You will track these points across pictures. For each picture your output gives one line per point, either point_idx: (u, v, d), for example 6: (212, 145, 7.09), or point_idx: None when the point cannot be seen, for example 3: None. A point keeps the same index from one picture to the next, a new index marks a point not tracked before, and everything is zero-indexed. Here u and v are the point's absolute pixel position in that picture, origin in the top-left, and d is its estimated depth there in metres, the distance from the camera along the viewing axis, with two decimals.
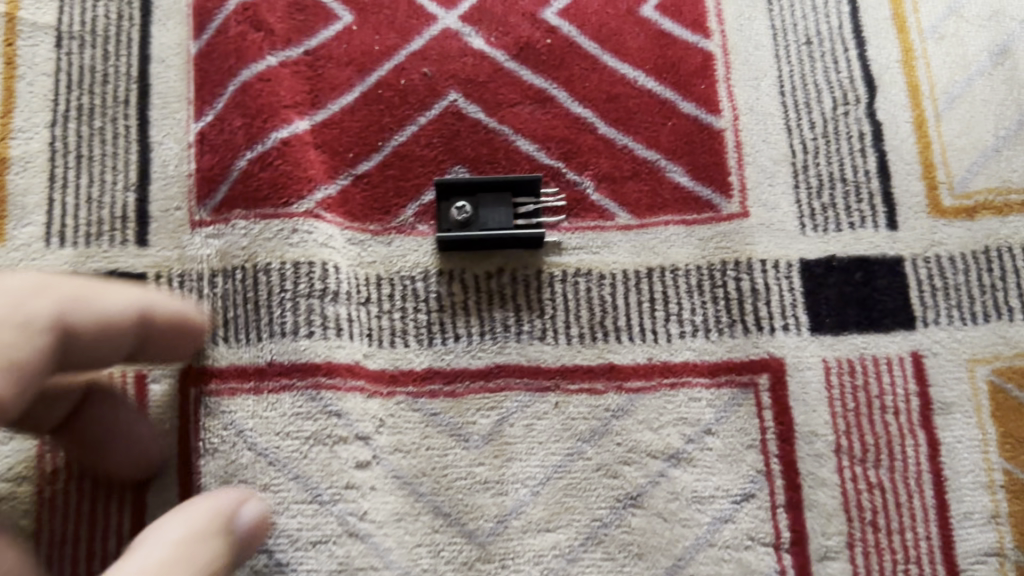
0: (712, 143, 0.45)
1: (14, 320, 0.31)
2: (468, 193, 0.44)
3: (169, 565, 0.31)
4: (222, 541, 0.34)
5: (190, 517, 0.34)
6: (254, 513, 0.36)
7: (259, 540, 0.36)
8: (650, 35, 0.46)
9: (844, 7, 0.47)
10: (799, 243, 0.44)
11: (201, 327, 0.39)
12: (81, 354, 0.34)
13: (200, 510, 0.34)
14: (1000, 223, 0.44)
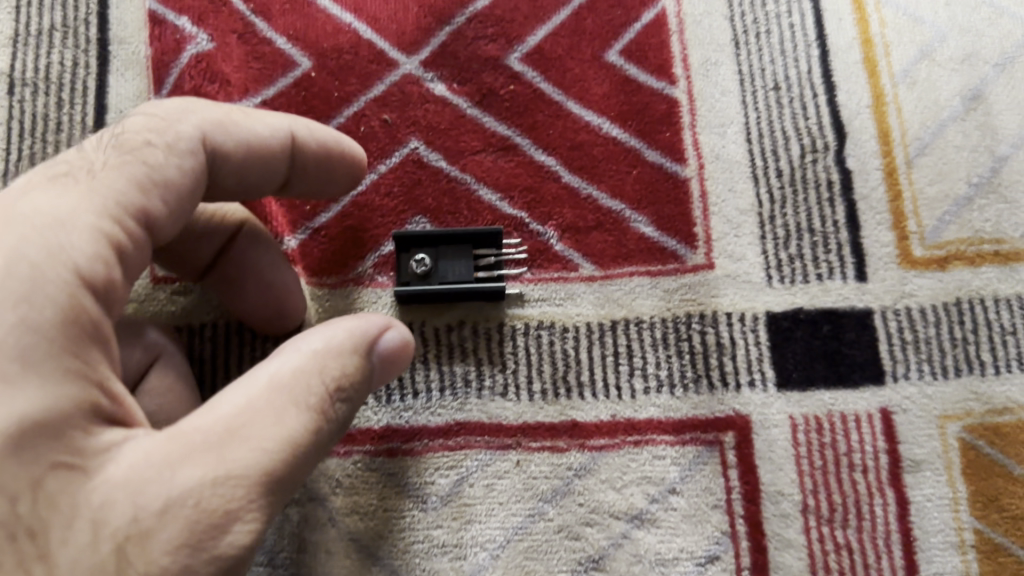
0: (677, 193, 0.44)
1: (143, 140, 0.34)
2: (429, 244, 0.42)
3: (299, 370, 0.31)
4: (365, 367, 0.33)
5: (333, 328, 0.33)
6: (402, 337, 0.34)
7: (407, 360, 0.35)
8: (615, 82, 0.45)
9: (813, 51, 0.46)
10: (766, 295, 0.43)
11: (354, 156, 0.41)
12: (235, 173, 0.37)
13: (356, 323, 0.34)
14: (972, 273, 0.43)
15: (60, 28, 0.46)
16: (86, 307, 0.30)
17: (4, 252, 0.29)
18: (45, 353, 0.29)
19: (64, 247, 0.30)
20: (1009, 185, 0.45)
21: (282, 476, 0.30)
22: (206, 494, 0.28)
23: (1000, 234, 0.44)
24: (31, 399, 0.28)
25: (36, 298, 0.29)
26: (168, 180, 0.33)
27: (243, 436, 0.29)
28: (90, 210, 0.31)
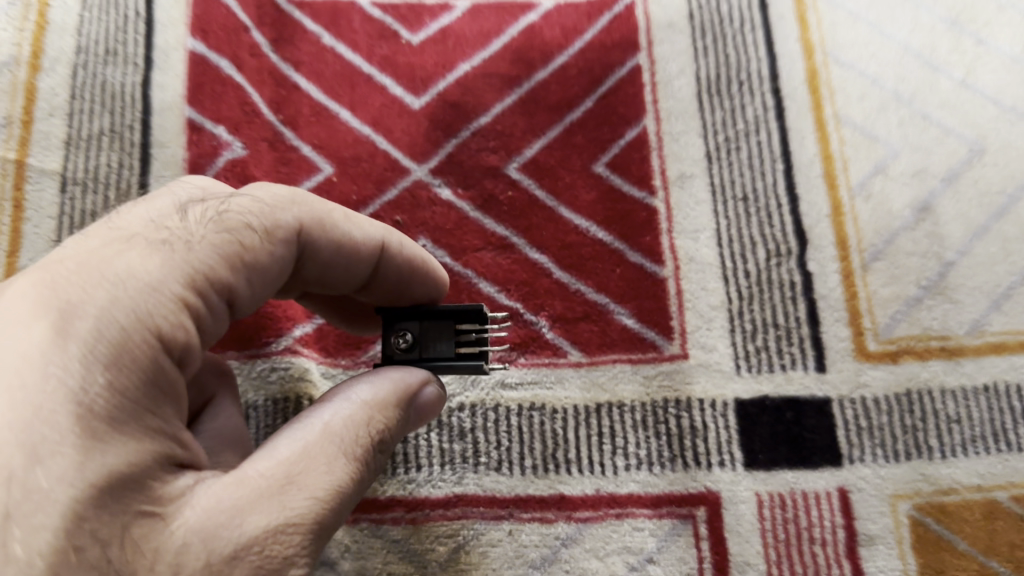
0: (656, 290, 0.50)
1: (242, 222, 0.34)
2: (411, 317, 0.37)
3: (350, 420, 0.32)
4: (409, 413, 0.35)
5: (381, 379, 0.34)
6: (433, 394, 0.36)
7: (429, 414, 0.37)
8: (602, 190, 0.51)
9: (779, 166, 0.52)
10: (734, 383, 0.48)
11: (430, 272, 0.41)
12: (319, 263, 0.38)
13: (403, 369, 0.35)
14: (921, 366, 0.48)
15: (109, 133, 0.52)
16: (164, 367, 0.30)
17: (94, 313, 0.29)
18: (130, 416, 0.28)
19: (153, 312, 0.30)
20: (954, 288, 0.50)
21: (336, 520, 0.31)
22: (270, 544, 0.28)
23: (947, 331, 0.49)
24: (118, 457, 0.27)
25: (126, 359, 0.29)
26: (253, 264, 0.34)
27: (307, 481, 0.30)
28: (176, 279, 0.31)
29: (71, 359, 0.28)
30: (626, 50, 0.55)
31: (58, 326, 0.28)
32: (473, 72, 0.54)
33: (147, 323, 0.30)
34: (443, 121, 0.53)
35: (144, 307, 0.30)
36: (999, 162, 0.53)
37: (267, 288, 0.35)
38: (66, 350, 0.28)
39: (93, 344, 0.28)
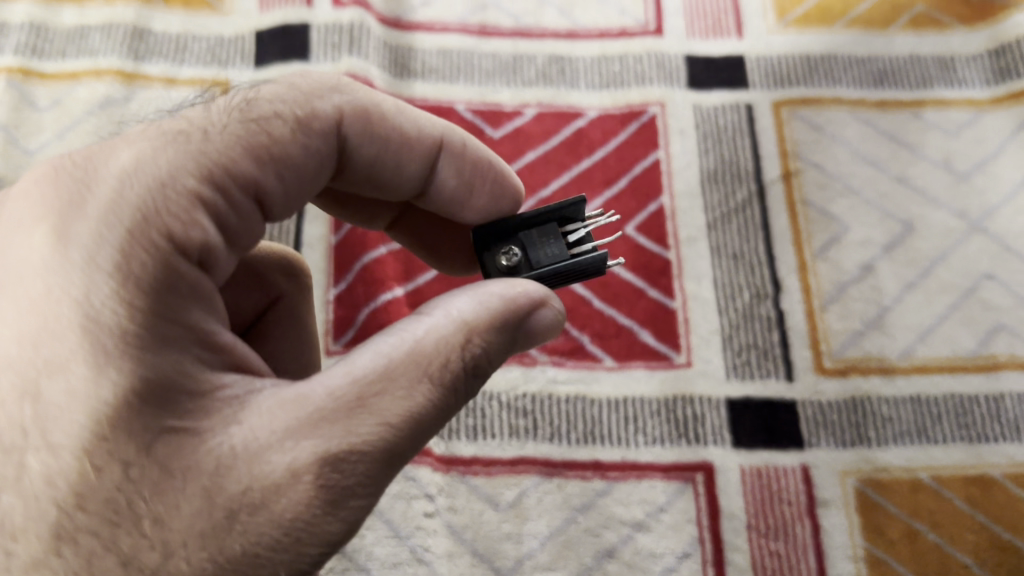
0: (668, 317, 0.68)
1: (273, 110, 0.41)
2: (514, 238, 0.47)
3: (436, 345, 0.37)
4: (507, 336, 0.39)
5: (483, 301, 0.39)
6: (553, 317, 0.41)
7: (547, 336, 0.42)
8: (630, 246, 0.70)
9: (761, 234, 0.71)
10: (725, 386, 0.65)
11: (496, 182, 0.49)
12: (370, 155, 0.46)
13: (504, 297, 0.39)
14: (864, 380, 0.65)
15: None
16: (183, 269, 0.36)
17: (103, 237, 0.36)
18: (147, 319, 0.35)
19: (164, 212, 0.37)
20: (890, 324, 0.67)
21: (411, 445, 0.36)
22: (326, 468, 0.34)
23: (885, 356, 0.66)
24: (134, 371, 0.34)
25: (140, 273, 0.35)
26: (294, 158, 0.41)
27: (377, 408, 0.35)
28: (186, 177, 0.38)
29: (88, 279, 0.35)
30: (649, 147, 0.74)
31: (80, 254, 0.35)
32: (537, 160, 0.74)
33: (155, 224, 0.36)
34: None
35: (149, 223, 0.36)
36: (925, 237, 0.71)
37: (319, 181, 0.44)
38: (87, 278, 0.35)
39: (112, 268, 0.35)
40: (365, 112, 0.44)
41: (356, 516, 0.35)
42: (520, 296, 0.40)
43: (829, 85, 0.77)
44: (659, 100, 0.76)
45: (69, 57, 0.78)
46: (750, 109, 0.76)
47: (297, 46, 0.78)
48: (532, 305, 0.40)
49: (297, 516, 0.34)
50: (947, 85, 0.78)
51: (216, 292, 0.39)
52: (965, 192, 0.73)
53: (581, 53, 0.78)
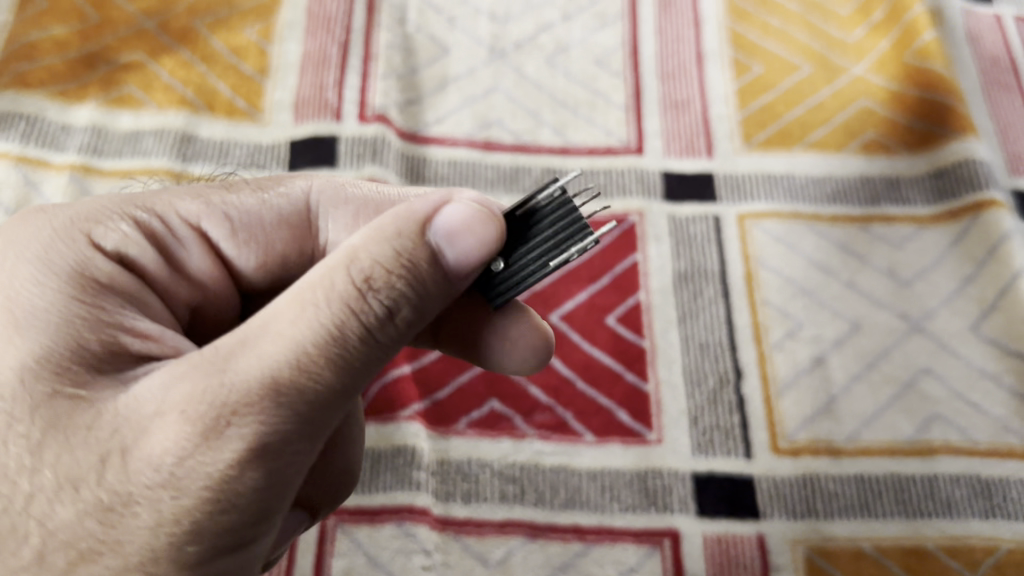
0: (642, 398, 0.77)
1: (240, 182, 0.57)
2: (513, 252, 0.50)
3: (314, 280, 0.43)
4: (403, 256, 0.44)
5: (380, 225, 0.44)
6: (461, 215, 0.45)
7: (470, 239, 0.45)
8: (611, 335, 0.80)
9: (725, 328, 0.80)
10: (691, 461, 0.74)
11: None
12: None
13: (391, 223, 0.44)
14: (814, 459, 0.74)
15: None
16: (96, 262, 0.49)
17: (39, 235, 0.49)
18: (61, 293, 0.46)
19: (91, 224, 0.50)
20: (838, 411, 0.76)
21: (288, 369, 0.41)
22: (194, 402, 0.41)
23: (832, 439, 0.75)
24: (48, 334, 0.45)
25: (58, 257, 0.48)
26: (255, 215, 0.56)
27: (249, 344, 0.42)
28: (117, 205, 0.52)
29: (17, 262, 0.48)
30: (630, 249, 0.84)
31: (16, 247, 0.48)
32: None
33: (79, 228, 0.49)
34: None
35: (79, 236, 0.49)
36: (869, 333, 0.80)
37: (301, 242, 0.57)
38: (15, 261, 0.48)
39: (37, 253, 0.48)
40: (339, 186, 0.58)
41: (243, 440, 0.40)
42: (417, 207, 0.45)
43: (788, 200, 0.88)
44: (639, 210, 0.87)
45: (124, 156, 0.89)
46: (717, 220, 0.87)
47: (326, 155, 0.90)
48: (430, 222, 0.45)
49: (172, 450, 0.40)
50: (894, 203, 0.88)
51: (143, 297, 0.50)
52: (908, 296, 0.82)
53: (572, 167, 0.90)
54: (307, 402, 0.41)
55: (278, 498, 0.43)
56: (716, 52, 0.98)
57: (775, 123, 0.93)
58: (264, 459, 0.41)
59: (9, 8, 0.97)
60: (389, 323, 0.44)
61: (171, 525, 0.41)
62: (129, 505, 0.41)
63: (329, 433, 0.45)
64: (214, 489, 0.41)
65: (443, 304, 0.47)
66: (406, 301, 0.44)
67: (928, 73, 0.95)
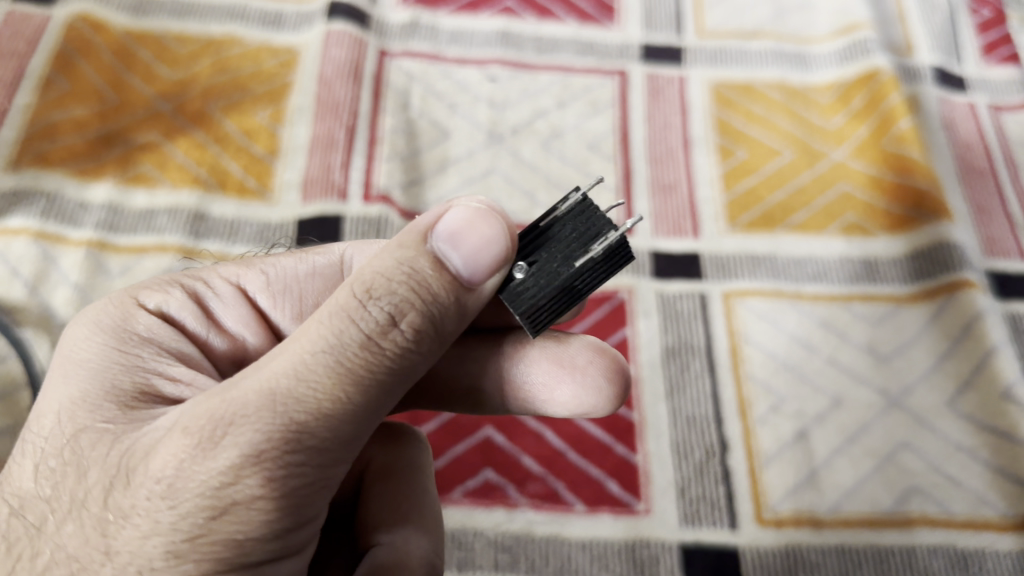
0: (631, 470, 0.79)
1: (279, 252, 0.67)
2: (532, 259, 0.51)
3: (323, 304, 0.48)
4: (405, 265, 0.48)
5: (388, 247, 0.50)
6: (463, 216, 0.48)
7: (475, 238, 0.48)
8: None
9: (711, 401, 0.84)
10: (678, 531, 0.76)
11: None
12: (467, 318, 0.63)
13: (396, 241, 0.49)
14: (797, 531, 0.76)
15: None
16: (139, 318, 0.58)
17: (97, 305, 0.59)
18: (109, 344, 0.55)
19: (139, 293, 0.60)
20: (820, 482, 0.79)
21: (286, 378, 0.45)
22: (198, 416, 0.45)
23: (814, 510, 0.77)
24: (96, 377, 0.53)
25: (109, 316, 0.57)
26: (292, 271, 0.65)
27: (257, 364, 0.46)
28: (162, 279, 0.62)
29: (76, 326, 0.57)
30: (620, 325, 0.88)
31: (78, 318, 0.58)
32: None
33: (128, 296, 0.60)
34: None
35: (129, 303, 0.59)
36: (850, 408, 0.83)
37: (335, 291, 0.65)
38: (75, 325, 0.58)
39: (91, 316, 0.58)
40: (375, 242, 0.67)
41: (237, 445, 0.44)
42: (423, 224, 0.50)
43: (771, 279, 0.92)
44: (628, 287, 0.91)
45: (138, 233, 0.94)
46: (704, 297, 0.91)
47: (332, 234, 0.95)
48: (432, 232, 0.49)
49: (172, 461, 0.44)
50: (873, 281, 0.91)
51: (181, 347, 0.58)
52: (887, 371, 0.85)
53: None
54: (304, 405, 0.45)
55: (284, 508, 0.45)
56: (703, 137, 1.03)
57: (758, 205, 0.97)
58: (260, 463, 0.44)
59: (32, 90, 1.03)
60: (394, 330, 0.47)
61: (170, 534, 0.44)
62: (129, 517, 0.45)
63: (346, 448, 0.47)
64: (212, 495, 0.44)
65: (462, 318, 0.50)
66: (411, 308, 0.47)
67: (905, 158, 1.00)
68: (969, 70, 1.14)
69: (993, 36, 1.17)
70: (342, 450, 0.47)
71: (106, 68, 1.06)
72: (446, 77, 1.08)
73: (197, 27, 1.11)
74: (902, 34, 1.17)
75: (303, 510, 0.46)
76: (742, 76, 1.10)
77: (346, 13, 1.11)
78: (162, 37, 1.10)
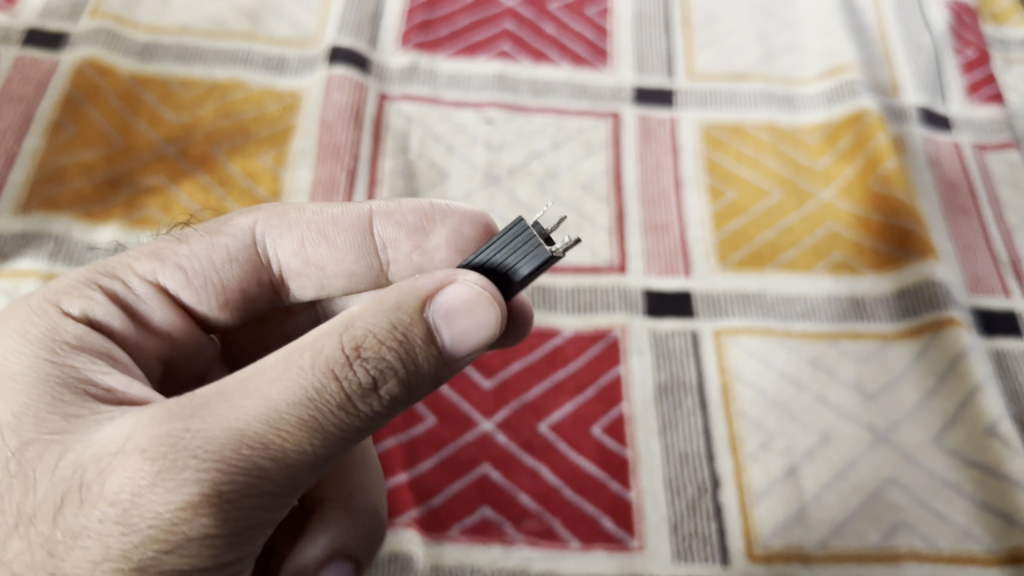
0: (625, 506, 0.81)
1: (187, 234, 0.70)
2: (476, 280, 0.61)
3: (302, 346, 0.52)
4: (398, 329, 0.52)
5: (381, 299, 0.53)
6: (461, 295, 0.53)
7: (467, 319, 0.53)
8: (596, 446, 0.85)
9: (703, 438, 0.86)
10: (672, 567, 0.78)
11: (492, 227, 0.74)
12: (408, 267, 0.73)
13: (392, 298, 0.53)
14: (787, 566, 0.78)
15: None
16: (65, 329, 0.61)
17: (21, 312, 0.62)
18: (39, 354, 0.59)
19: (64, 299, 0.63)
20: (809, 518, 0.81)
21: (259, 426, 0.50)
22: (159, 441, 0.49)
23: (803, 545, 0.79)
24: (34, 392, 0.56)
25: (35, 328, 0.60)
26: (207, 261, 0.69)
27: (228, 400, 0.50)
28: (84, 282, 0.65)
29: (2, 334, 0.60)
30: (614, 362, 0.90)
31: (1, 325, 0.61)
32: (522, 368, 0.90)
33: (52, 303, 0.63)
34: (501, 398, 0.88)
35: (50, 309, 0.62)
36: (838, 444, 0.85)
37: (254, 275, 0.72)
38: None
39: (17, 326, 0.61)
40: (284, 215, 0.71)
41: (197, 485, 0.49)
42: (423, 287, 0.54)
43: (761, 317, 0.94)
44: (622, 325, 0.93)
45: None
46: (696, 335, 0.93)
47: None
48: (432, 300, 0.53)
49: (130, 486, 0.49)
50: (861, 319, 0.94)
51: (108, 351, 0.62)
52: (874, 408, 0.87)
53: (560, 284, 0.96)
54: (267, 455, 0.50)
55: (227, 541, 0.52)
56: (693, 178, 1.06)
57: (748, 245, 1.00)
58: (215, 505, 0.50)
59: (40, 134, 1.06)
60: (371, 393, 0.52)
61: (121, 558, 0.50)
62: (80, 538, 0.51)
63: (295, 490, 0.53)
64: (168, 526, 0.50)
65: (434, 383, 0.56)
66: (389, 374, 0.52)
67: (890, 199, 1.03)
68: (954, 110, 1.17)
69: (978, 75, 1.20)
70: (288, 493, 0.53)
71: (112, 113, 1.09)
72: (444, 119, 1.11)
73: (201, 72, 1.14)
74: (889, 74, 1.21)
75: (245, 540, 0.53)
76: (731, 118, 1.13)
77: (347, 59, 1.15)
78: (167, 81, 1.13)
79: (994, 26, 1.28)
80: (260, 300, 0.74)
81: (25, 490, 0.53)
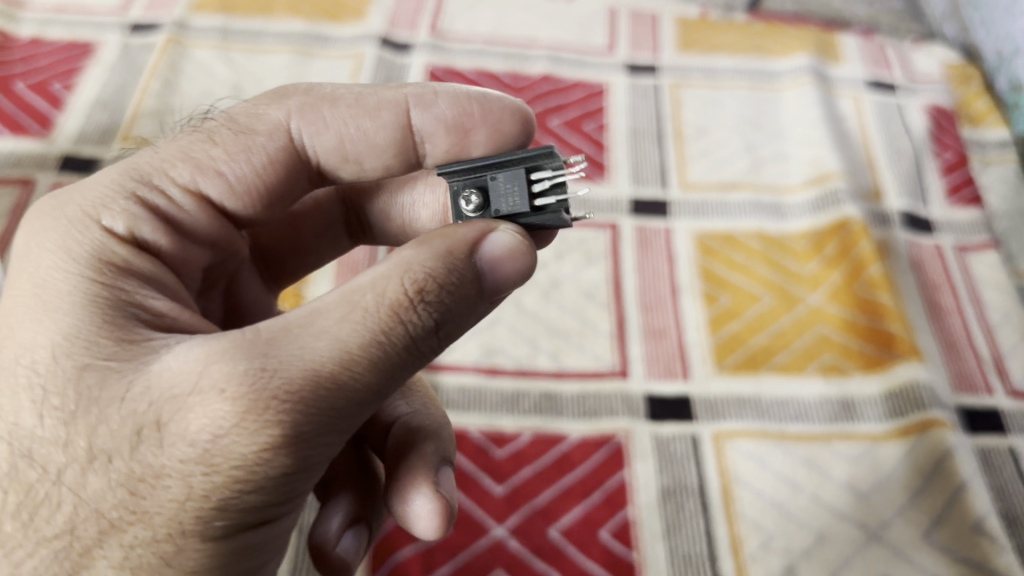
0: None
1: (221, 133, 0.71)
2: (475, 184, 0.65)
3: (364, 288, 0.56)
4: (454, 272, 0.57)
5: (433, 244, 0.58)
6: (503, 241, 0.59)
7: (507, 259, 0.59)
8: (603, 549, 0.89)
9: (705, 541, 0.90)
10: None
11: (528, 117, 0.74)
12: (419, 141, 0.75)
13: (444, 245, 0.58)
14: None
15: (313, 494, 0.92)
16: (116, 249, 0.63)
17: (66, 223, 0.64)
18: (88, 273, 0.61)
19: (102, 212, 0.65)
20: None
21: (333, 367, 0.54)
22: (238, 381, 0.53)
23: None
24: (82, 312, 0.59)
25: (80, 246, 0.62)
26: (246, 164, 0.71)
27: (300, 341, 0.54)
28: (121, 194, 0.66)
29: (50, 248, 0.62)
30: (617, 467, 0.95)
31: (46, 238, 0.63)
32: (531, 476, 0.95)
33: (91, 218, 0.64)
34: (513, 503, 0.93)
35: (91, 224, 0.64)
36: (833, 542, 0.90)
37: (294, 171, 0.74)
38: (46, 249, 0.62)
39: (66, 239, 0.63)
40: (318, 108, 0.73)
41: (278, 426, 0.53)
42: (471, 234, 0.59)
43: (758, 420, 0.99)
44: (625, 429, 0.98)
45: None
46: (696, 440, 0.98)
47: None
48: (480, 247, 0.59)
49: (211, 429, 0.53)
50: (852, 420, 0.98)
51: (147, 274, 0.64)
52: (866, 507, 0.92)
53: (565, 390, 1.01)
54: (340, 394, 0.54)
55: (297, 476, 0.57)
56: (689, 285, 1.13)
57: (742, 348, 1.06)
58: (293, 444, 0.54)
59: None
60: (432, 333, 0.57)
61: (202, 498, 0.54)
62: (161, 478, 0.54)
63: (356, 423, 0.58)
64: (251, 466, 0.54)
65: (479, 318, 0.61)
66: (447, 315, 0.57)
67: (875, 303, 1.09)
68: (935, 211, 1.24)
69: (956, 178, 1.28)
70: (352, 428, 0.58)
71: None
72: None
73: None
74: (872, 178, 1.28)
75: (311, 473, 0.58)
76: (722, 227, 1.20)
77: None
78: None
79: (972, 127, 1.35)
80: (299, 189, 0.76)
81: (94, 425, 0.55)
